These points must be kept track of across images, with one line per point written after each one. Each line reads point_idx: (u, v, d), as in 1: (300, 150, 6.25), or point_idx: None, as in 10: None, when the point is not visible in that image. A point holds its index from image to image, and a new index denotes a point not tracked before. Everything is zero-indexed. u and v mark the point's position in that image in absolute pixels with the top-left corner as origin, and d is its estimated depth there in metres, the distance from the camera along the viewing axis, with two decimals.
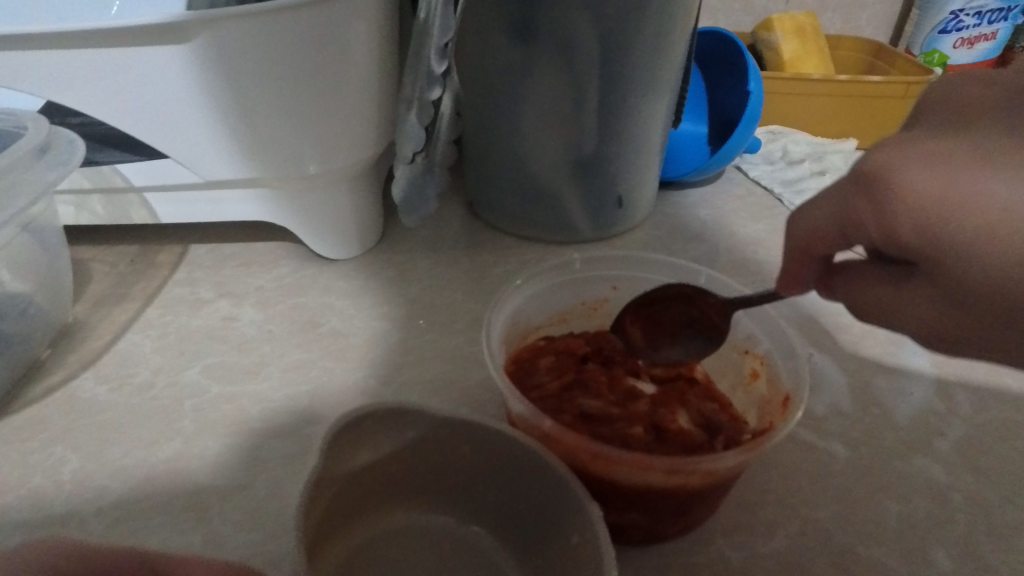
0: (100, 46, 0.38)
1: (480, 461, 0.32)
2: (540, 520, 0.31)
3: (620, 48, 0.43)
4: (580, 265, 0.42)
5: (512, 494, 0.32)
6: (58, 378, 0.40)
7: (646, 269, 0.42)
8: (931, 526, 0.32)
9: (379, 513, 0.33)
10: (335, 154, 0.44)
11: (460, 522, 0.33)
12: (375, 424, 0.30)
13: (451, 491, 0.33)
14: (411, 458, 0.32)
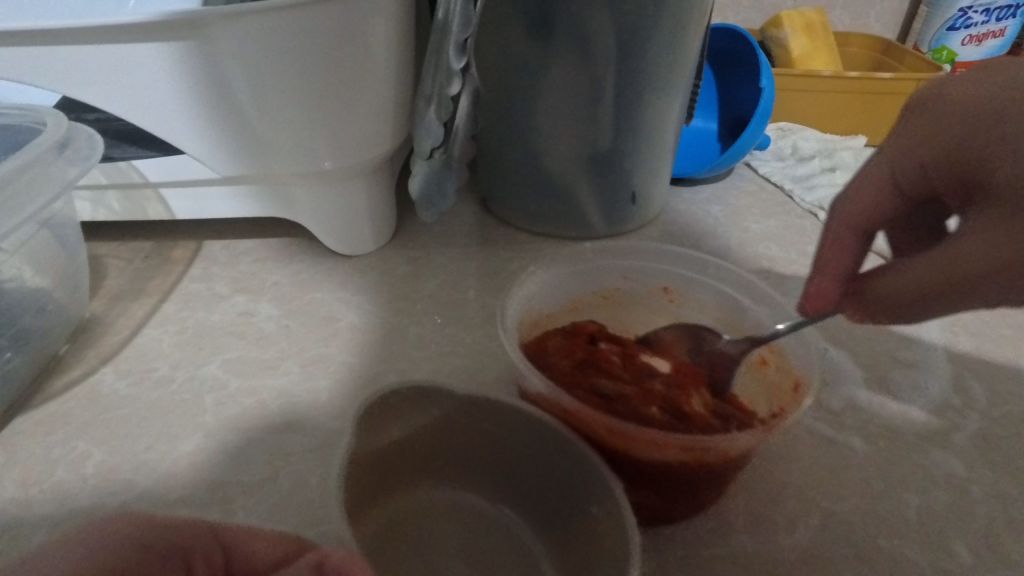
0: (119, 41, 0.37)
1: (505, 440, 0.32)
2: (565, 501, 0.31)
3: (637, 43, 0.43)
4: (590, 253, 0.42)
5: (535, 476, 0.32)
6: (77, 373, 0.40)
7: (658, 260, 0.42)
8: (952, 519, 0.32)
9: (410, 490, 0.33)
10: (352, 150, 0.44)
11: (488, 500, 0.34)
12: (403, 402, 0.31)
13: (481, 470, 0.34)
14: (439, 437, 0.33)
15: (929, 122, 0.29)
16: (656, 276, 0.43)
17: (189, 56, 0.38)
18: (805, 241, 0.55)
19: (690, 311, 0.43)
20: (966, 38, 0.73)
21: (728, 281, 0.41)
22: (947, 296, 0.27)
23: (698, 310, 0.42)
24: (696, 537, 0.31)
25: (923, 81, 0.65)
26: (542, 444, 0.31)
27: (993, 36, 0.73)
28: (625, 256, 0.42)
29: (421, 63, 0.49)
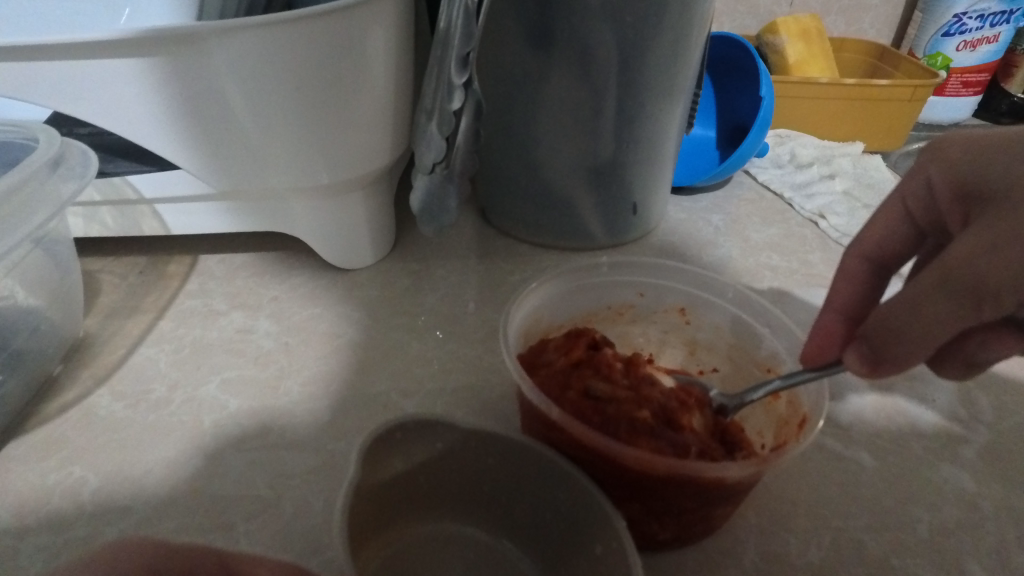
0: (113, 57, 0.37)
1: (508, 473, 0.31)
2: (569, 535, 0.30)
3: (638, 55, 0.43)
4: (606, 268, 0.41)
5: (535, 506, 0.31)
6: (73, 395, 0.39)
7: (672, 279, 0.42)
8: (963, 536, 0.32)
9: (412, 523, 0.32)
10: (352, 164, 0.44)
11: (491, 534, 0.33)
12: (406, 436, 0.30)
13: (482, 502, 0.33)
14: (443, 471, 0.32)
15: (935, 152, 0.29)
16: (670, 293, 0.42)
17: (184, 71, 0.37)
18: (806, 250, 0.55)
19: (705, 331, 0.42)
20: (961, 43, 0.73)
21: (734, 298, 0.40)
22: (935, 294, 0.24)
23: (712, 331, 0.42)
24: (708, 558, 0.31)
25: (919, 88, 0.65)
26: (544, 477, 0.30)
27: (987, 42, 0.73)
28: (643, 272, 0.42)
29: (420, 75, 0.49)
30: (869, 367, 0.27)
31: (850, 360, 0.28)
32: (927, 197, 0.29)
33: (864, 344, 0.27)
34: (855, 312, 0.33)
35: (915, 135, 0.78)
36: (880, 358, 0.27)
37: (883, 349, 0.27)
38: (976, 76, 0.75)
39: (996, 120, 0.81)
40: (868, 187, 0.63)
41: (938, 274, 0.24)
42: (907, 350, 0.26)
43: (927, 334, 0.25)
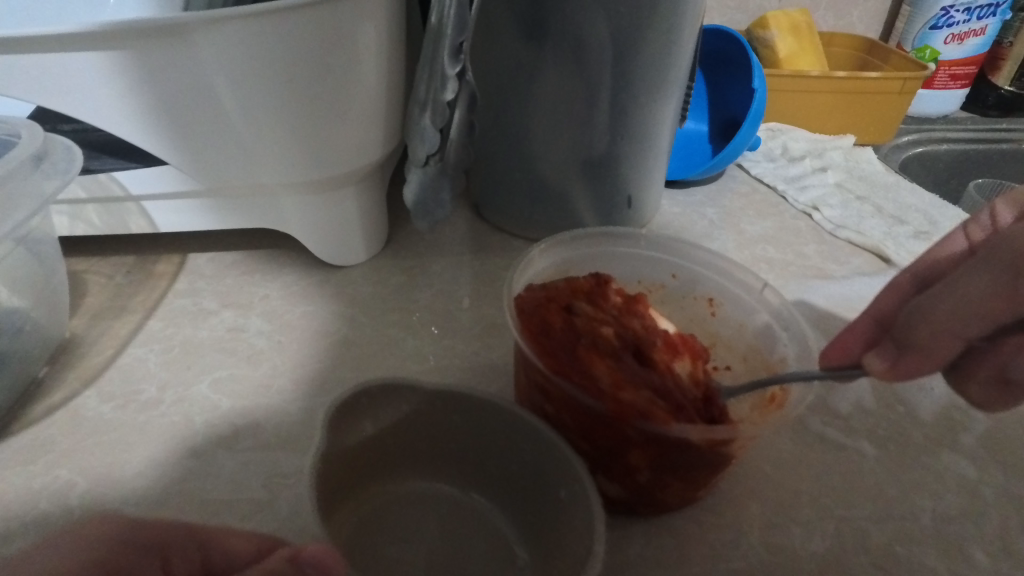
0: (96, 49, 0.36)
1: (472, 426, 0.33)
2: (532, 481, 0.32)
3: (632, 46, 0.42)
4: (644, 244, 0.43)
5: (502, 459, 0.33)
6: (59, 397, 0.38)
7: (704, 266, 0.42)
8: (966, 523, 0.32)
9: (388, 483, 0.34)
10: (343, 159, 0.43)
11: (460, 490, 0.34)
12: (374, 400, 0.32)
13: (452, 460, 0.34)
14: (409, 430, 0.33)
15: None
16: (702, 280, 0.42)
17: (170, 64, 0.36)
18: (801, 242, 0.55)
19: (728, 325, 0.42)
20: (948, 36, 0.73)
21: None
22: (974, 275, 0.25)
23: (735, 327, 0.41)
24: (712, 550, 0.30)
25: (909, 81, 0.66)
26: (506, 424, 0.32)
27: (974, 35, 0.73)
28: (676, 255, 0.42)
29: (412, 69, 0.48)
30: (890, 363, 0.27)
31: (872, 357, 0.28)
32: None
33: (896, 338, 0.28)
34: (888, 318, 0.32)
35: (905, 128, 0.78)
36: (907, 351, 0.27)
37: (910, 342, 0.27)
38: (964, 69, 0.76)
39: (983, 112, 0.81)
40: (859, 180, 0.64)
41: (979, 257, 0.25)
42: (934, 335, 0.26)
43: (960, 323, 0.25)
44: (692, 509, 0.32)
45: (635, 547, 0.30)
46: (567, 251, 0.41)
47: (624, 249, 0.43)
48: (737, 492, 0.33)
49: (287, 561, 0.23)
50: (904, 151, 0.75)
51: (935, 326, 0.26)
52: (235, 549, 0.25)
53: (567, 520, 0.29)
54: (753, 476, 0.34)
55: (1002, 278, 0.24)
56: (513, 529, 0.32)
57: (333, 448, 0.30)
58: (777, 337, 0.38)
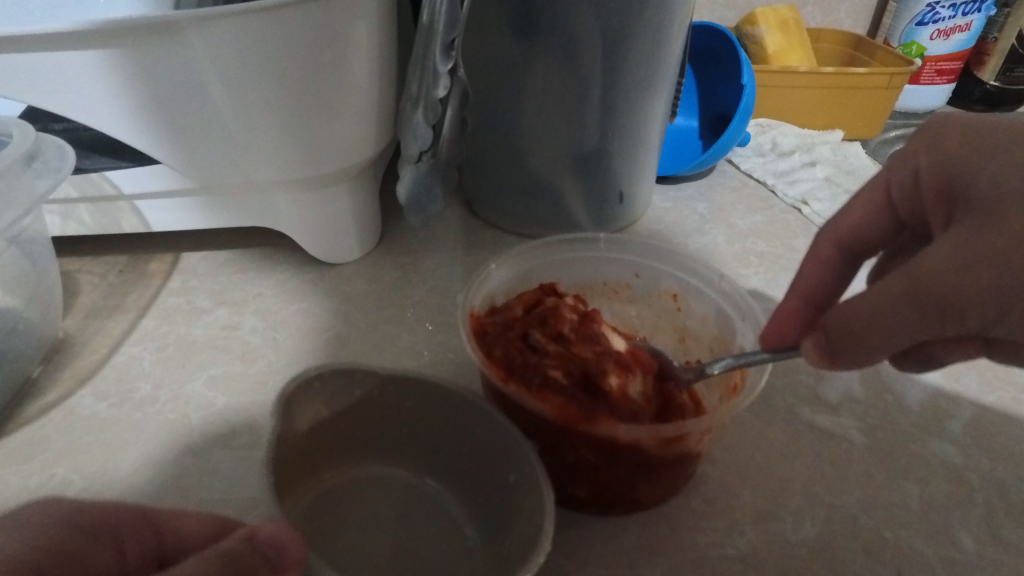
0: (87, 48, 0.36)
1: (430, 415, 0.33)
2: (485, 469, 0.32)
3: (622, 43, 0.43)
4: (604, 244, 0.43)
5: (457, 448, 0.33)
6: (54, 396, 0.38)
7: (672, 264, 0.42)
8: (953, 507, 0.33)
9: (344, 465, 0.34)
10: (334, 157, 0.43)
11: (414, 474, 0.35)
12: (329, 383, 0.32)
13: (412, 448, 0.35)
14: (361, 415, 0.34)
15: (927, 136, 0.28)
16: (665, 277, 0.43)
17: (161, 62, 0.36)
18: (790, 236, 0.56)
19: (694, 318, 0.42)
20: (934, 32, 0.74)
21: (725, 284, 0.40)
22: (902, 302, 0.24)
23: (699, 318, 0.42)
24: (705, 539, 0.31)
25: (896, 76, 0.66)
26: (461, 411, 0.32)
27: (959, 31, 0.74)
28: (637, 253, 0.43)
29: (404, 66, 0.49)
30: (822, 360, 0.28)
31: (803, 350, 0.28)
32: (910, 181, 0.28)
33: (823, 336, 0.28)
34: (818, 297, 0.33)
35: (892, 123, 0.79)
36: (834, 354, 0.28)
37: (838, 350, 0.27)
38: (950, 64, 0.77)
39: (970, 106, 0.82)
40: (848, 174, 0.64)
41: (909, 282, 0.24)
42: (864, 348, 0.26)
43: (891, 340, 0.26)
44: (685, 498, 0.33)
45: (629, 537, 0.31)
46: (521, 266, 0.41)
47: (585, 253, 0.43)
48: (729, 481, 0.33)
49: (243, 540, 0.23)
50: (892, 145, 0.76)
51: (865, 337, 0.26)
52: (187, 529, 0.26)
53: (515, 505, 0.30)
54: (745, 465, 0.34)
55: (926, 309, 0.24)
56: (464, 516, 0.33)
57: (285, 435, 0.31)
58: (739, 325, 0.39)
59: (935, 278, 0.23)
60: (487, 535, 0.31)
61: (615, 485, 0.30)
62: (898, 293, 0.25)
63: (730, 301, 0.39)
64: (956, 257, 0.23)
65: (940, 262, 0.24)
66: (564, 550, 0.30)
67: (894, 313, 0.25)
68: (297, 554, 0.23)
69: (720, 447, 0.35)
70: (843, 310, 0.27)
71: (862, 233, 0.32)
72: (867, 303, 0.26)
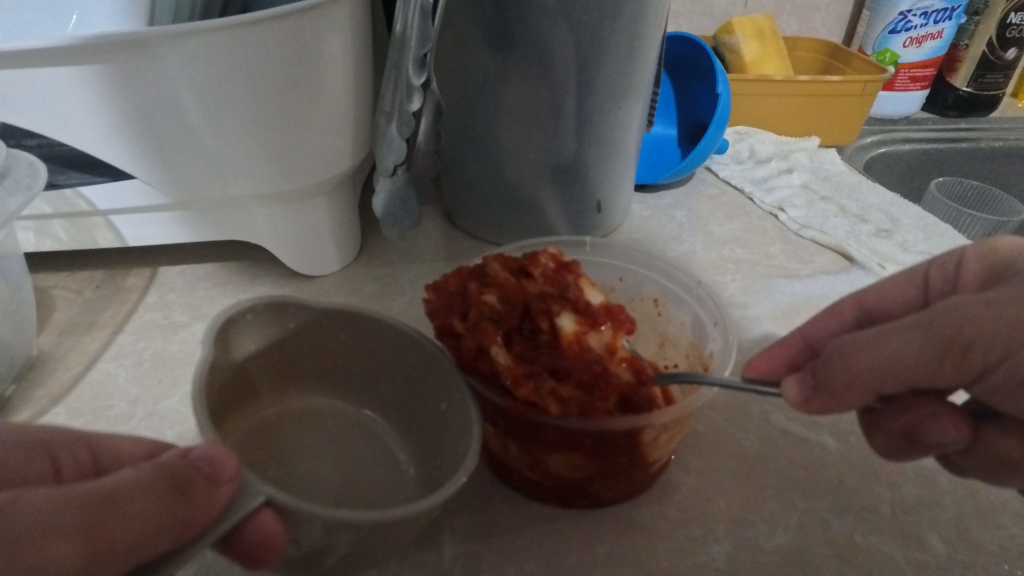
0: (58, 65, 0.36)
1: (359, 344, 0.35)
2: (417, 393, 0.34)
3: (595, 56, 0.43)
4: (590, 249, 0.43)
5: (392, 377, 0.35)
6: (27, 414, 0.38)
7: (654, 270, 0.43)
8: (924, 510, 0.33)
9: (279, 398, 0.35)
10: (311, 171, 0.43)
11: (351, 406, 0.36)
12: (259, 317, 0.32)
13: (346, 380, 0.36)
14: (295, 347, 0.34)
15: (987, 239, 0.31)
16: (645, 282, 0.43)
17: (133, 79, 0.36)
18: (767, 243, 0.56)
19: (673, 324, 0.43)
20: (907, 40, 0.76)
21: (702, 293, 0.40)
22: (908, 329, 0.25)
23: (678, 325, 0.42)
24: (680, 546, 0.31)
25: (869, 84, 0.67)
26: (399, 342, 0.34)
27: (931, 38, 0.76)
28: (620, 258, 0.43)
29: (380, 79, 0.49)
30: (805, 395, 0.28)
31: (789, 385, 0.28)
32: (954, 273, 0.31)
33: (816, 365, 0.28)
34: (820, 342, 0.33)
35: (868, 129, 0.80)
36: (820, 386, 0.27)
37: (828, 387, 0.27)
38: (922, 71, 0.78)
39: (943, 113, 0.84)
40: (825, 181, 0.65)
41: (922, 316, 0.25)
42: (852, 380, 0.26)
43: (882, 375, 0.26)
44: (659, 506, 0.33)
45: (605, 545, 0.31)
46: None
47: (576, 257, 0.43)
48: (704, 488, 0.34)
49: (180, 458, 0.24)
50: (868, 152, 0.77)
51: (853, 367, 0.26)
52: (122, 450, 0.26)
53: (447, 426, 0.32)
54: (720, 473, 0.34)
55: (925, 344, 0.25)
56: (400, 442, 0.35)
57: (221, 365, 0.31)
58: (709, 333, 0.39)
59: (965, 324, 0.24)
60: (422, 463, 0.33)
61: (577, 480, 0.31)
62: (915, 334, 0.25)
63: (705, 310, 0.39)
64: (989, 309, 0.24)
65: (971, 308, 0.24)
66: (539, 560, 0.30)
67: (902, 347, 0.25)
68: (233, 469, 0.24)
69: (695, 455, 0.35)
70: (843, 344, 0.27)
71: (888, 304, 0.33)
72: (878, 338, 0.25)
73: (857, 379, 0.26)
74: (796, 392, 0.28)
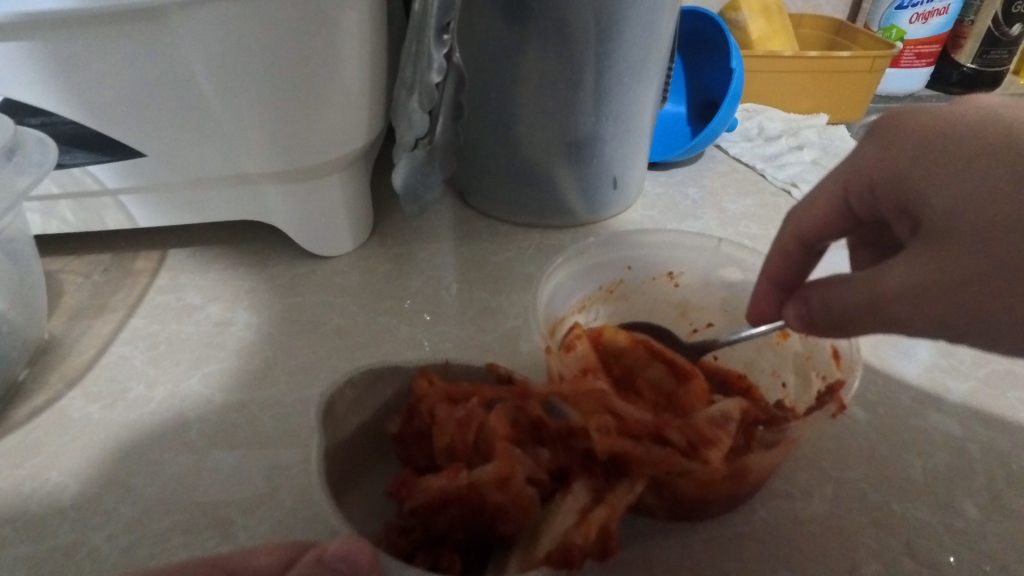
0: (67, 36, 0.34)
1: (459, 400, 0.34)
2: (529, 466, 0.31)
3: (615, 27, 0.42)
4: (597, 250, 0.41)
5: None
6: (42, 399, 0.37)
7: (662, 250, 0.42)
8: (956, 478, 0.33)
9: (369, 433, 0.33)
10: (328, 148, 0.42)
11: None
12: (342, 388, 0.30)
13: None
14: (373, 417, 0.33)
15: (883, 133, 0.26)
16: (657, 261, 0.43)
17: (147, 49, 0.35)
18: (781, 219, 0.56)
19: (695, 291, 0.43)
20: (913, 16, 0.75)
21: (729, 257, 0.41)
22: (902, 265, 0.25)
23: (702, 288, 0.43)
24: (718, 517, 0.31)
25: (879, 59, 0.67)
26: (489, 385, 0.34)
27: (937, 14, 0.75)
28: (626, 246, 0.42)
29: (393, 55, 0.48)
30: (803, 319, 0.29)
31: (789, 309, 0.30)
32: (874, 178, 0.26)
33: (901, 261, 0.25)
34: (810, 229, 0.30)
35: (874, 107, 0.80)
36: (819, 310, 0.28)
37: (819, 321, 0.28)
38: (929, 47, 0.78)
39: (948, 90, 0.84)
40: (835, 156, 0.65)
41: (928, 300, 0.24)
42: (863, 316, 0.26)
43: (868, 314, 0.26)
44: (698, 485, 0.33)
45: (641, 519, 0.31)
46: (544, 294, 0.37)
47: (590, 262, 0.41)
48: None
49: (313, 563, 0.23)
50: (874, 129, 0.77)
51: (905, 286, 0.24)
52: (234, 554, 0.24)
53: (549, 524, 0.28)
54: None
55: (937, 141, 0.24)
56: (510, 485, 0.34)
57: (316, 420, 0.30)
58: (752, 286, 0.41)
59: (934, 150, 0.24)
60: None
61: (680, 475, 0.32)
62: (892, 177, 0.25)
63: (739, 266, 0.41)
64: (902, 279, 0.24)
65: (905, 278, 0.24)
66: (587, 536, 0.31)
67: (895, 292, 0.25)
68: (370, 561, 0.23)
69: None
70: (867, 192, 0.27)
71: (814, 217, 0.29)
72: (830, 304, 0.27)
73: (879, 306, 0.25)
74: (821, 317, 0.28)
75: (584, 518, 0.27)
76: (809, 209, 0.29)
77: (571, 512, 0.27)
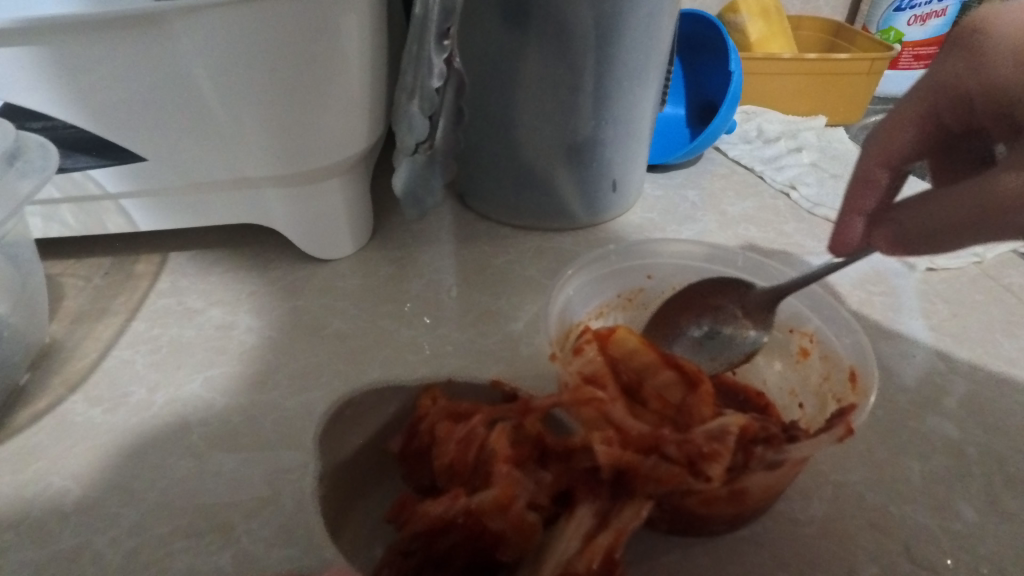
0: (68, 41, 0.34)
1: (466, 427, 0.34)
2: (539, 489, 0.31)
3: (615, 31, 0.42)
4: (615, 257, 0.42)
5: None
6: (44, 404, 0.37)
7: (683, 261, 0.43)
8: (953, 480, 0.33)
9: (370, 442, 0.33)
10: (329, 152, 0.42)
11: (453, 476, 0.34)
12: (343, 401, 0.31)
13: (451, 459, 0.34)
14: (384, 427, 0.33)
15: (955, 73, 0.33)
16: (679, 271, 0.43)
17: (148, 54, 0.35)
18: (780, 221, 0.56)
19: None
20: (912, 18, 0.76)
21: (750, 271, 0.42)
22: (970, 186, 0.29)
23: None
24: None
25: (877, 61, 0.67)
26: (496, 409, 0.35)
27: (935, 17, 0.76)
28: (647, 256, 0.42)
29: (393, 59, 0.48)
30: (893, 240, 0.32)
31: (878, 236, 0.33)
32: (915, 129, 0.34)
33: (966, 184, 0.29)
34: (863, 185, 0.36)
35: (872, 108, 0.80)
36: (905, 230, 0.32)
37: (910, 241, 0.32)
38: (926, 49, 0.79)
39: None
40: (833, 158, 0.65)
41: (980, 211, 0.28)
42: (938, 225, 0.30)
43: (946, 228, 0.30)
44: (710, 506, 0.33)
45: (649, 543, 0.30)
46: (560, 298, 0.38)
47: (606, 268, 0.41)
48: None
49: None
50: (873, 131, 0.78)
51: (964, 194, 0.29)
52: None
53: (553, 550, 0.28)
54: None
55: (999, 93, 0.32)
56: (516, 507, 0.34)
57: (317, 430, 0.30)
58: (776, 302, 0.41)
59: (1021, 57, 0.31)
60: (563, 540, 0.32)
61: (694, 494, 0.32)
62: (991, 78, 0.32)
63: (763, 280, 0.41)
64: (937, 200, 0.30)
65: (934, 205, 0.30)
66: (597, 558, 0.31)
67: (961, 200, 0.29)
68: None
69: None
70: (921, 127, 0.35)
71: (868, 189, 0.35)
72: (914, 224, 0.31)
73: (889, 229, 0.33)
74: (901, 234, 0.32)
75: (587, 544, 0.27)
76: (874, 169, 0.35)
77: (574, 539, 0.27)
